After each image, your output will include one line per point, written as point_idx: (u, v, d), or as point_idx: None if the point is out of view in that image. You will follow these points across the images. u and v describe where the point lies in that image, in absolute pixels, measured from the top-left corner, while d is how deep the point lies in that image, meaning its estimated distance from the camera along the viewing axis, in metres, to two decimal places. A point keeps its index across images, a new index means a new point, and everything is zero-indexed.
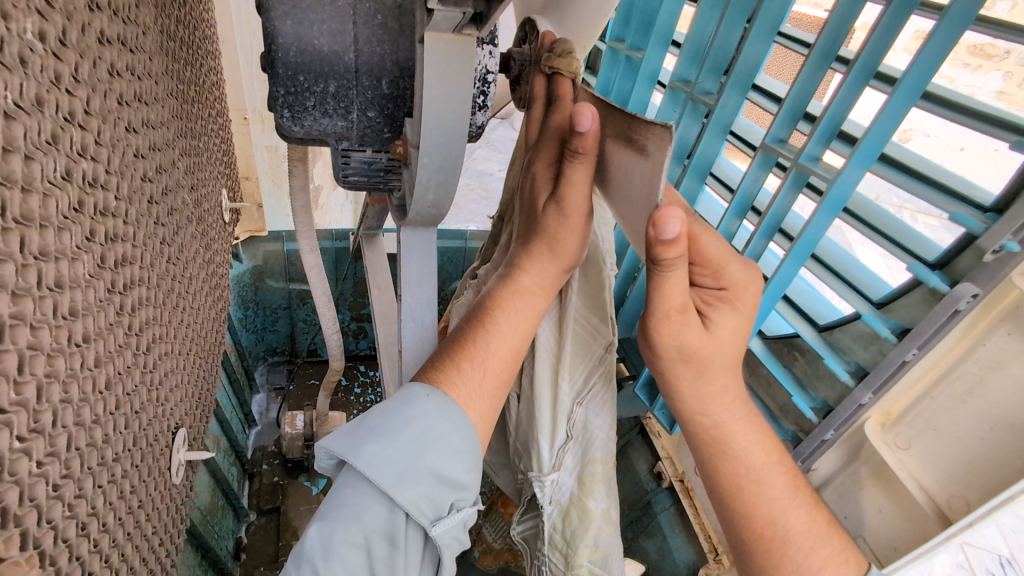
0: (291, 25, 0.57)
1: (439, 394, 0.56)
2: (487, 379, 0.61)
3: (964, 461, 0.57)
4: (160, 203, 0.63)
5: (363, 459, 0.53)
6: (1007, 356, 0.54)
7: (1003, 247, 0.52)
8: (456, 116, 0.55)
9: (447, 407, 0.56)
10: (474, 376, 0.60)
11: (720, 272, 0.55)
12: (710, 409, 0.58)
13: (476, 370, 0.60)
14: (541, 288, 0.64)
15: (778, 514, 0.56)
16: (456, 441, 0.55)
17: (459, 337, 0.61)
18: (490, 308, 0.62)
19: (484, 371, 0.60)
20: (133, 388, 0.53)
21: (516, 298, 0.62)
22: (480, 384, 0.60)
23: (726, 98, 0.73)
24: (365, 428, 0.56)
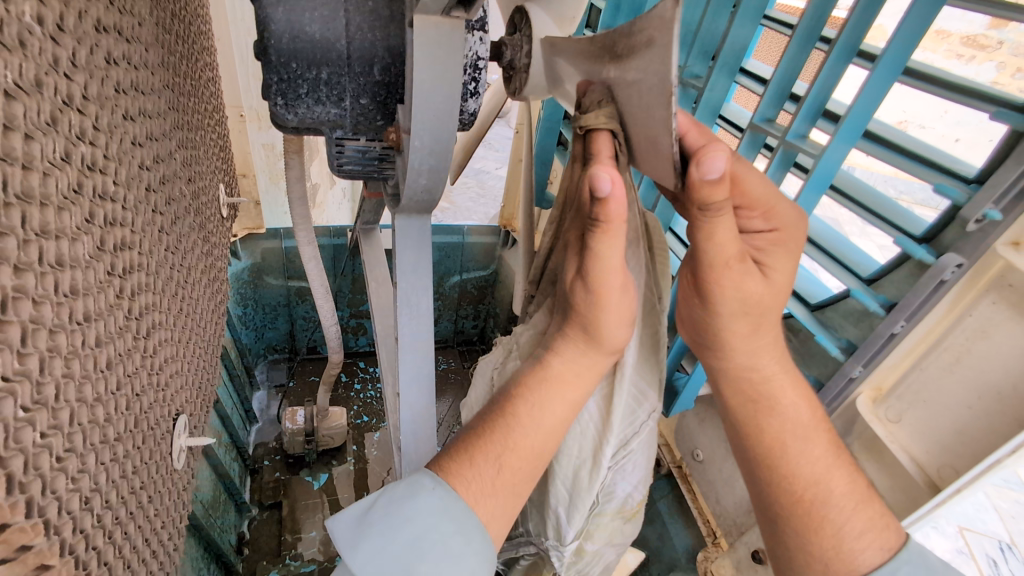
0: (283, 13, 0.58)
1: (446, 490, 0.48)
2: (503, 476, 0.51)
3: (953, 430, 0.58)
4: (158, 192, 0.64)
5: (362, 561, 0.47)
6: (993, 325, 0.55)
7: (985, 216, 0.53)
8: (447, 98, 0.56)
9: (455, 509, 0.48)
10: (486, 473, 0.50)
11: (770, 210, 0.51)
12: (762, 365, 0.55)
13: (490, 466, 0.51)
14: (573, 376, 0.54)
15: (821, 474, 0.53)
16: (457, 544, 0.46)
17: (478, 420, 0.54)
18: (509, 400, 0.54)
19: (500, 471, 0.51)
20: (134, 371, 0.54)
21: (532, 375, 0.54)
22: (494, 482, 0.51)
23: (715, 82, 0.74)
24: (367, 519, 0.49)
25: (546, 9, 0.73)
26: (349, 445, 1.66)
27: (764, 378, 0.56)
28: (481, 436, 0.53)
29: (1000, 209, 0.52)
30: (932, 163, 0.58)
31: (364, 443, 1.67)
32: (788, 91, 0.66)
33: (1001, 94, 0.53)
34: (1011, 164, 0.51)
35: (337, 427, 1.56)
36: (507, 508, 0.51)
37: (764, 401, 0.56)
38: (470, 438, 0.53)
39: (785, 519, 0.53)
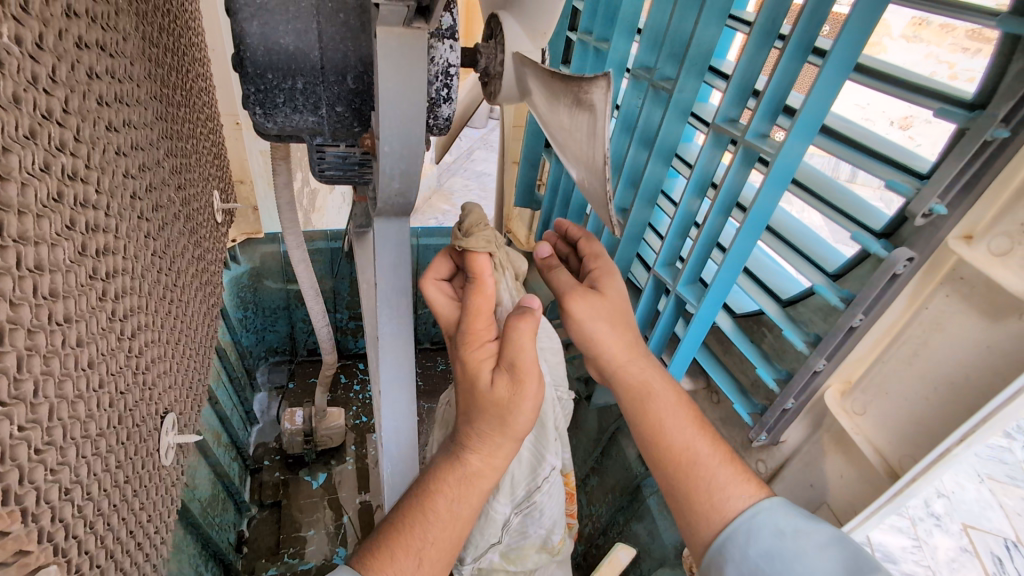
0: (257, 26, 0.61)
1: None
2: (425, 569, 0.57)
3: (911, 420, 0.60)
4: (144, 199, 0.67)
5: None
6: (946, 319, 0.57)
7: (932, 211, 0.55)
8: (413, 105, 0.58)
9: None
10: (408, 568, 0.56)
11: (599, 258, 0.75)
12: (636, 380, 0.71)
13: (409, 559, 0.57)
14: (489, 472, 0.62)
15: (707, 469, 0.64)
16: None
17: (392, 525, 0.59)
18: (429, 494, 0.61)
19: (419, 565, 0.57)
20: (118, 370, 0.57)
21: (455, 481, 0.61)
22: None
23: (684, 82, 0.76)
24: None
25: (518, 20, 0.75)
26: (348, 445, 1.68)
27: (642, 375, 0.70)
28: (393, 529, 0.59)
29: (946, 205, 0.55)
30: (889, 159, 0.60)
31: (363, 444, 1.70)
32: (749, 89, 0.68)
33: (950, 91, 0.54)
34: (955, 159, 0.52)
35: (334, 428, 1.58)
36: None
37: (662, 425, 0.68)
38: (390, 532, 0.58)
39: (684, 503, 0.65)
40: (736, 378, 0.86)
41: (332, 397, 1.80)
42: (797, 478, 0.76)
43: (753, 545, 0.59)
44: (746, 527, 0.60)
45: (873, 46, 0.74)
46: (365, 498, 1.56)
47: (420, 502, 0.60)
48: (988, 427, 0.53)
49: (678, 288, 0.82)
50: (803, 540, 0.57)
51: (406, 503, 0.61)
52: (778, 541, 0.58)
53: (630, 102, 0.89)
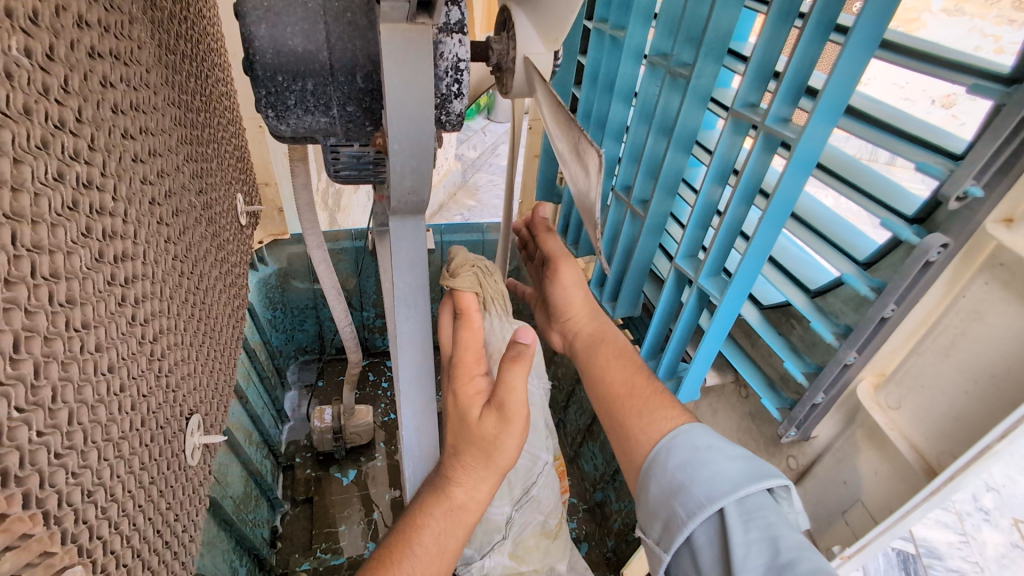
0: (266, 29, 0.61)
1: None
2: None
3: (949, 416, 0.57)
4: (163, 205, 0.69)
5: None
6: (986, 306, 0.54)
7: (967, 193, 0.51)
8: (420, 102, 0.58)
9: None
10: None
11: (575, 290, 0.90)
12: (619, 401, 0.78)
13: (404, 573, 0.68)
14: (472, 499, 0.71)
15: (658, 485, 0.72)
16: None
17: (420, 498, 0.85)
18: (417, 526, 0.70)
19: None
20: (140, 373, 0.59)
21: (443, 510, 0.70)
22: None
23: (702, 67, 0.73)
24: None
25: (530, 19, 0.74)
26: (377, 442, 1.71)
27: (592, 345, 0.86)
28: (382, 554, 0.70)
29: (982, 187, 0.51)
30: (920, 140, 0.56)
31: (391, 440, 1.71)
32: (769, 72, 0.65)
33: (985, 64, 0.51)
34: (989, 140, 0.49)
35: (363, 425, 1.61)
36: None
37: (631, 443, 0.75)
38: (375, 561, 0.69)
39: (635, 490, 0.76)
40: (764, 372, 0.84)
41: (361, 394, 1.83)
42: (828, 475, 0.73)
43: (670, 458, 0.68)
44: (665, 447, 0.70)
45: (911, 22, 0.67)
46: (396, 494, 1.57)
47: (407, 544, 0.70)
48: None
49: (700, 280, 0.79)
50: (712, 454, 0.66)
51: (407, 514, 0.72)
52: (691, 455, 0.67)
53: (647, 90, 0.87)
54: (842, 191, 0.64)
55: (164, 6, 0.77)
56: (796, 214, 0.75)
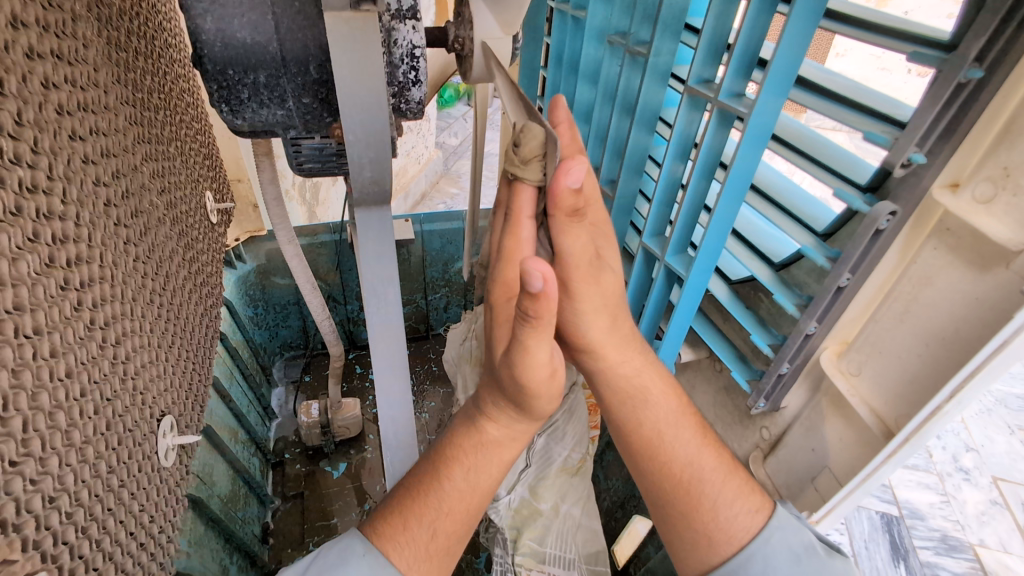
0: (212, 22, 0.60)
1: (374, 555, 0.59)
2: (436, 540, 0.64)
3: (905, 380, 0.58)
4: (120, 206, 0.69)
5: None
6: (936, 270, 0.55)
7: (911, 160, 0.52)
8: (371, 90, 0.57)
9: (383, 574, 0.58)
10: (420, 539, 0.63)
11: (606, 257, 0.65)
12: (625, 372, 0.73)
13: (424, 532, 0.63)
14: (508, 441, 0.71)
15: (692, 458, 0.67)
16: None
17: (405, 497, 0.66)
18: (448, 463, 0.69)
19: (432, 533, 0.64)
20: (103, 376, 0.59)
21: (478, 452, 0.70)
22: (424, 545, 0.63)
23: (659, 44, 0.73)
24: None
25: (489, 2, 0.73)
26: (367, 435, 1.71)
27: (635, 375, 0.73)
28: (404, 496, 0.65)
29: (925, 153, 0.52)
30: (869, 109, 0.57)
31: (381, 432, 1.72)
32: (722, 48, 0.65)
33: (926, 32, 0.51)
34: (929, 105, 0.50)
35: (351, 418, 1.61)
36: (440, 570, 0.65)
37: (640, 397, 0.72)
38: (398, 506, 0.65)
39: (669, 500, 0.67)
40: (735, 345, 0.84)
41: (348, 387, 1.83)
42: (798, 443, 0.75)
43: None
44: (762, 552, 0.62)
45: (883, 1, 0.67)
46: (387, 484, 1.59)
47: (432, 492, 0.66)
48: (979, 380, 0.50)
49: (667, 257, 0.80)
50: (820, 555, 0.62)
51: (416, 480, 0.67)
52: (795, 566, 0.61)
53: (609, 70, 0.86)
54: (797, 163, 0.65)
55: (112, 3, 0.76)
56: (757, 188, 0.75)
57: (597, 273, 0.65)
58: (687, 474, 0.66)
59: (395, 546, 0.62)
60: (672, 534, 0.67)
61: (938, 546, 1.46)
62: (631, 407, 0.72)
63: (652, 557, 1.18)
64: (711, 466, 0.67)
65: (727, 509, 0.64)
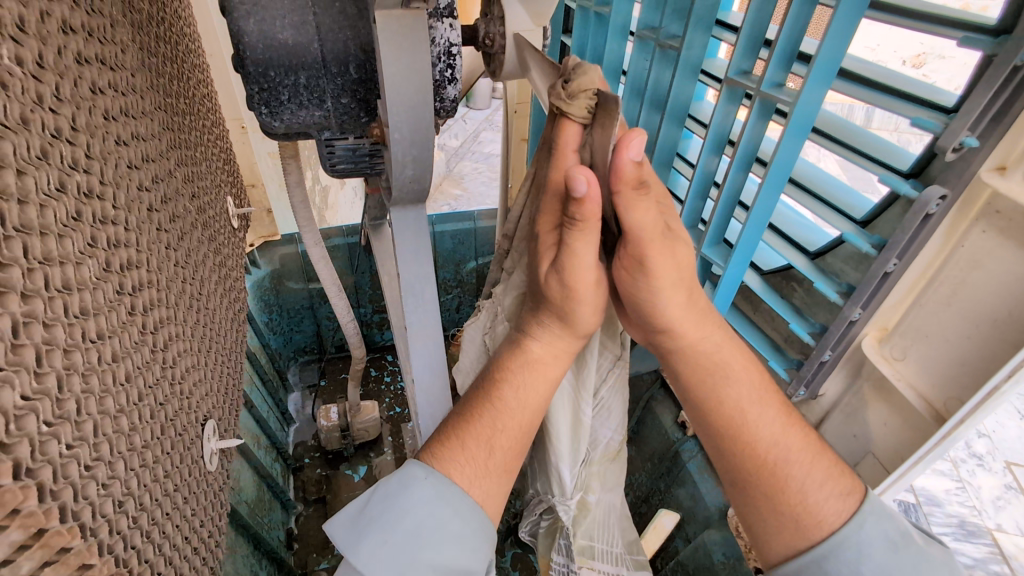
0: (254, 23, 0.60)
1: (438, 478, 0.58)
2: (496, 457, 0.62)
3: (954, 362, 0.59)
4: (160, 210, 0.69)
5: (365, 558, 0.56)
6: (985, 253, 0.55)
7: (963, 144, 0.53)
8: (417, 87, 0.57)
9: (446, 494, 0.58)
10: (478, 455, 0.61)
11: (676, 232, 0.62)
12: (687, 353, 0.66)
13: (482, 449, 0.62)
14: (553, 357, 0.66)
15: (776, 440, 0.61)
16: (456, 525, 0.58)
17: (461, 412, 0.65)
18: (495, 389, 0.64)
19: (491, 449, 0.62)
20: (156, 381, 0.59)
21: (523, 370, 0.65)
22: (486, 463, 0.62)
23: (692, 38, 0.73)
24: (367, 513, 0.59)
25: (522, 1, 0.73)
26: (386, 437, 1.71)
27: (717, 351, 0.65)
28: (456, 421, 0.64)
29: (977, 137, 0.53)
30: (914, 96, 0.58)
31: (399, 434, 1.72)
32: (761, 39, 0.66)
33: (974, 19, 0.52)
34: (983, 89, 0.50)
35: (370, 421, 1.61)
36: (500, 487, 0.63)
37: (712, 374, 0.64)
38: (451, 421, 0.64)
39: (752, 482, 0.62)
40: (769, 335, 0.85)
41: (364, 390, 1.83)
42: (838, 430, 0.75)
43: (864, 562, 0.57)
44: (854, 538, 0.58)
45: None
46: None
47: (492, 407, 0.64)
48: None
49: (703, 249, 0.80)
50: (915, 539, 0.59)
51: (470, 403, 0.65)
52: (892, 555, 0.57)
53: (637, 65, 0.87)
54: (837, 151, 0.66)
55: (142, 7, 0.76)
56: (792, 177, 0.76)
57: (673, 245, 0.59)
58: (772, 455, 0.61)
59: (455, 466, 0.60)
60: (755, 517, 0.63)
61: (957, 531, 1.47)
62: (704, 377, 0.65)
63: (680, 550, 1.18)
64: (794, 444, 0.62)
65: (817, 492, 0.59)
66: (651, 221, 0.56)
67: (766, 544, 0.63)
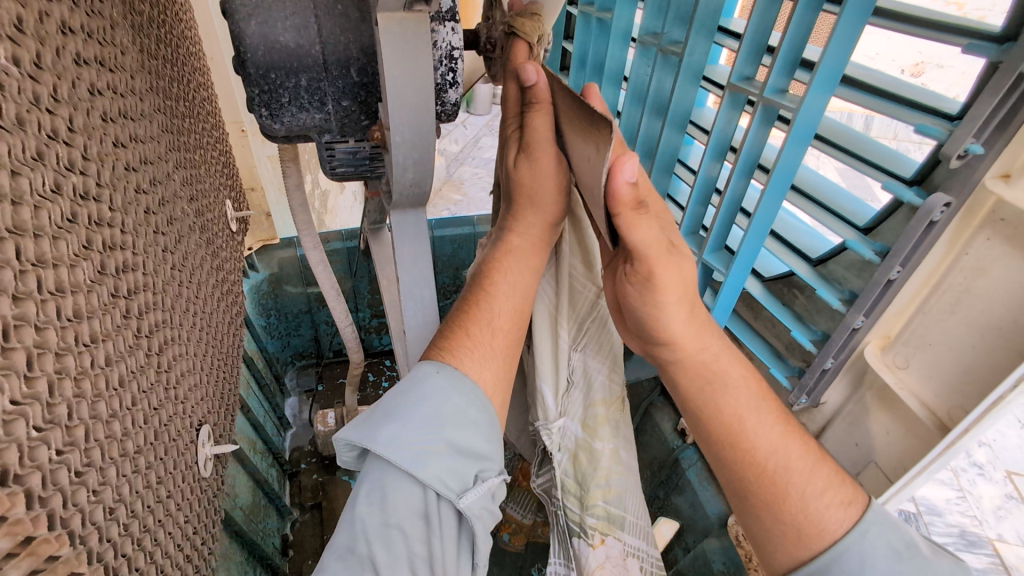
0: (256, 26, 0.60)
1: (450, 370, 0.61)
2: (498, 339, 0.66)
3: (958, 371, 0.58)
4: (158, 213, 0.68)
5: (383, 442, 0.56)
6: (989, 261, 0.55)
7: (968, 151, 0.52)
8: (418, 90, 0.57)
9: (461, 384, 0.60)
10: (484, 340, 0.65)
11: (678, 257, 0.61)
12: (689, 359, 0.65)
13: (485, 333, 0.66)
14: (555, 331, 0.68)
15: (774, 447, 0.60)
16: (477, 439, 0.59)
17: (465, 311, 0.67)
18: (494, 316, 0.67)
19: (495, 333, 0.66)
20: (150, 386, 0.58)
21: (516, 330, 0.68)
22: (491, 347, 0.66)
23: (694, 44, 0.73)
24: (381, 413, 0.59)
25: None
26: None
27: (714, 360, 0.65)
28: (461, 313, 0.67)
29: (982, 143, 0.52)
30: (917, 104, 0.57)
31: None
32: (764, 46, 0.66)
33: (978, 26, 0.52)
34: (988, 96, 0.50)
35: None
36: (502, 372, 0.66)
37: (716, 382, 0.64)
38: (456, 320, 0.66)
39: (753, 492, 0.60)
40: (770, 343, 0.84)
41: (362, 395, 1.82)
42: (841, 439, 0.75)
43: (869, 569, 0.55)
44: (860, 545, 0.56)
45: None
46: None
47: (489, 294, 0.67)
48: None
49: (704, 256, 0.80)
50: (922, 551, 0.57)
51: (472, 292, 0.68)
52: (897, 563, 0.56)
53: (638, 72, 0.86)
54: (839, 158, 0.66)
55: (142, 9, 0.76)
56: (794, 184, 0.75)
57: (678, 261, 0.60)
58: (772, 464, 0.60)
59: (463, 355, 0.63)
60: (756, 527, 0.61)
61: None
62: (701, 385, 0.65)
63: (679, 559, 1.17)
64: (794, 452, 0.61)
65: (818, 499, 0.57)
66: (651, 237, 0.58)
67: (770, 554, 0.61)
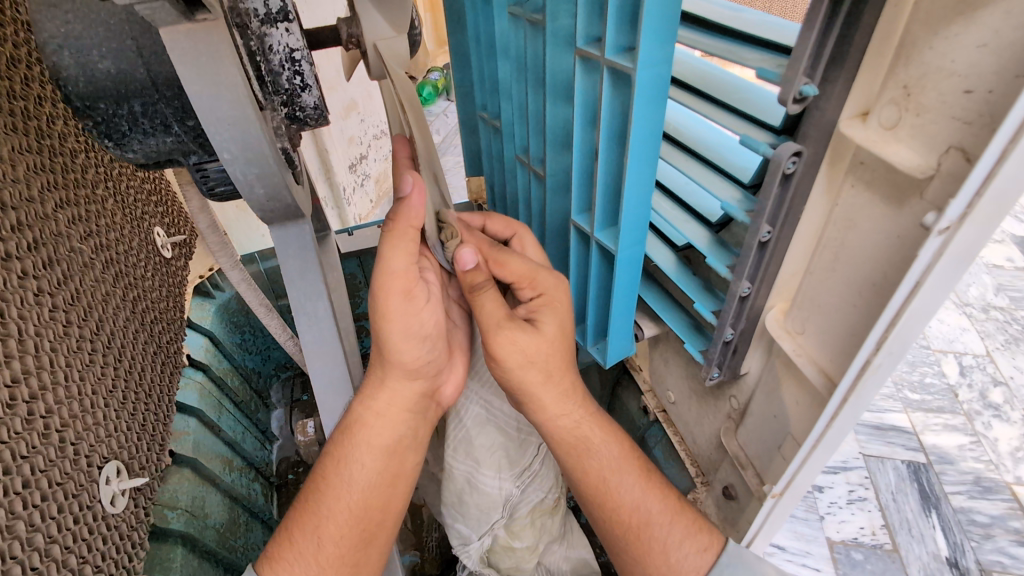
0: (70, 56, 0.58)
1: None
2: (325, 545, 0.72)
3: (845, 331, 0.58)
4: (30, 257, 0.68)
5: None
6: (858, 214, 0.55)
7: (801, 93, 0.52)
8: (231, 103, 0.54)
9: None
10: (306, 550, 0.72)
11: (535, 280, 0.79)
12: None
13: (320, 514, 0.73)
14: (393, 431, 0.77)
15: (640, 508, 0.77)
16: None
17: (304, 504, 0.75)
18: (325, 472, 0.76)
19: (319, 540, 0.72)
20: (15, 434, 0.59)
21: (380, 393, 0.76)
22: (319, 537, 0.73)
23: (553, 8, 0.69)
24: None
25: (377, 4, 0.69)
26: None
27: (577, 426, 0.80)
28: (307, 491, 0.76)
29: (815, 83, 0.51)
30: (767, 44, 0.58)
31: None
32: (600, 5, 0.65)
33: None
34: (807, 30, 0.49)
35: None
36: (342, 531, 0.73)
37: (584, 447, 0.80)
38: (290, 519, 0.75)
39: (622, 545, 0.79)
40: (689, 316, 0.85)
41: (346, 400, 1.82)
42: (763, 408, 0.73)
43: None
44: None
45: None
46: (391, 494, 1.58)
47: (321, 495, 0.75)
48: (904, 323, 0.49)
49: (596, 233, 0.80)
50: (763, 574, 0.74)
51: (315, 487, 0.76)
52: None
53: (515, 44, 0.82)
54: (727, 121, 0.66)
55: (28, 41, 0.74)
56: (693, 149, 0.76)
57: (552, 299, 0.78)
58: (635, 518, 0.77)
59: (285, 564, 0.72)
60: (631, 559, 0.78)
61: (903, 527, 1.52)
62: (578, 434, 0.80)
63: None
64: (656, 506, 0.78)
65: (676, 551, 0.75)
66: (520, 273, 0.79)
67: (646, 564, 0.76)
